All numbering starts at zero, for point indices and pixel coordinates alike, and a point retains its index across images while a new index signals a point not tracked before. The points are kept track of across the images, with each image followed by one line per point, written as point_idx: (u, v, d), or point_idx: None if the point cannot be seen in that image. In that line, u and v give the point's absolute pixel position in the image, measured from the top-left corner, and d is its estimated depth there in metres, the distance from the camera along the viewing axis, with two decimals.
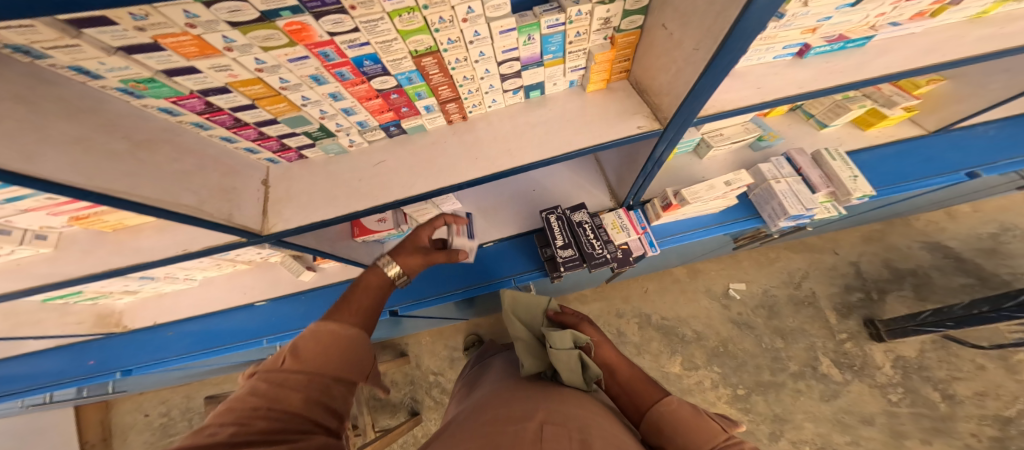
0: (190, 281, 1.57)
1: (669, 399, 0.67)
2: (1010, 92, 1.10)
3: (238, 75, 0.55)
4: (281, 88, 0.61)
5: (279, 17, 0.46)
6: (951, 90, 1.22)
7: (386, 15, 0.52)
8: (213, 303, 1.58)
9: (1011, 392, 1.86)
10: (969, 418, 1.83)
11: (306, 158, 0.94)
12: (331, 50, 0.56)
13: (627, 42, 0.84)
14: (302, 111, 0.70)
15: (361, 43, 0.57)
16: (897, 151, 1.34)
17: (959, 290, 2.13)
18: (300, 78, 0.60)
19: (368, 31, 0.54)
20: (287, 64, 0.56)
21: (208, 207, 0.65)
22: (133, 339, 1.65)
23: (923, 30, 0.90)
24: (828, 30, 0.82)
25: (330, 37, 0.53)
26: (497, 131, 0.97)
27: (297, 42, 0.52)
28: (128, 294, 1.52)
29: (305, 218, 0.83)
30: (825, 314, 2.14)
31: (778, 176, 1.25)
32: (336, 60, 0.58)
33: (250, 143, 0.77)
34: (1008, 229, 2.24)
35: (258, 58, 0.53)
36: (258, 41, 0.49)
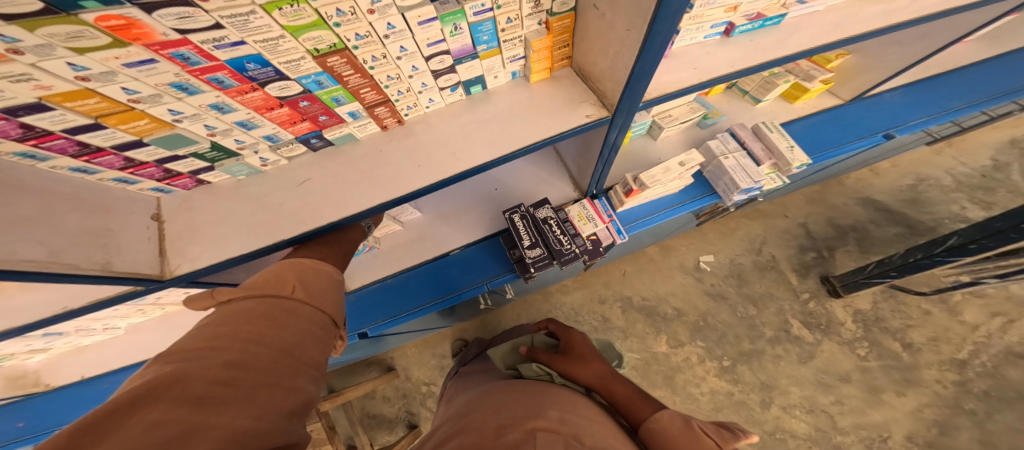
0: (115, 331, 1.32)
1: (658, 417, 0.70)
2: (905, 61, 1.20)
3: (53, 86, 0.43)
4: (132, 101, 0.50)
5: (81, 9, 0.35)
6: (856, 63, 1.31)
7: (257, 7, 0.44)
8: (145, 350, 1.34)
9: (958, 335, 2.06)
10: (931, 365, 2.01)
11: (209, 184, 0.81)
12: (190, 51, 0.46)
13: (563, 26, 0.80)
14: (177, 128, 0.59)
15: (233, 43, 0.48)
16: (823, 120, 1.40)
17: (894, 238, 2.35)
18: (157, 87, 0.50)
19: (237, 28, 0.45)
20: (126, 70, 0.45)
21: (66, 256, 0.53)
22: (61, 396, 1.37)
23: (825, 8, 0.91)
24: (747, 7, 0.82)
25: (181, 35, 0.43)
26: (440, 134, 0.90)
27: (129, 42, 0.41)
28: (35, 353, 1.25)
29: (225, 249, 0.72)
30: (787, 276, 2.28)
31: (726, 152, 1.29)
32: (202, 64, 0.49)
33: (119, 173, 0.64)
34: (923, 180, 2.51)
35: (74, 64, 0.41)
36: (60, 40, 0.38)
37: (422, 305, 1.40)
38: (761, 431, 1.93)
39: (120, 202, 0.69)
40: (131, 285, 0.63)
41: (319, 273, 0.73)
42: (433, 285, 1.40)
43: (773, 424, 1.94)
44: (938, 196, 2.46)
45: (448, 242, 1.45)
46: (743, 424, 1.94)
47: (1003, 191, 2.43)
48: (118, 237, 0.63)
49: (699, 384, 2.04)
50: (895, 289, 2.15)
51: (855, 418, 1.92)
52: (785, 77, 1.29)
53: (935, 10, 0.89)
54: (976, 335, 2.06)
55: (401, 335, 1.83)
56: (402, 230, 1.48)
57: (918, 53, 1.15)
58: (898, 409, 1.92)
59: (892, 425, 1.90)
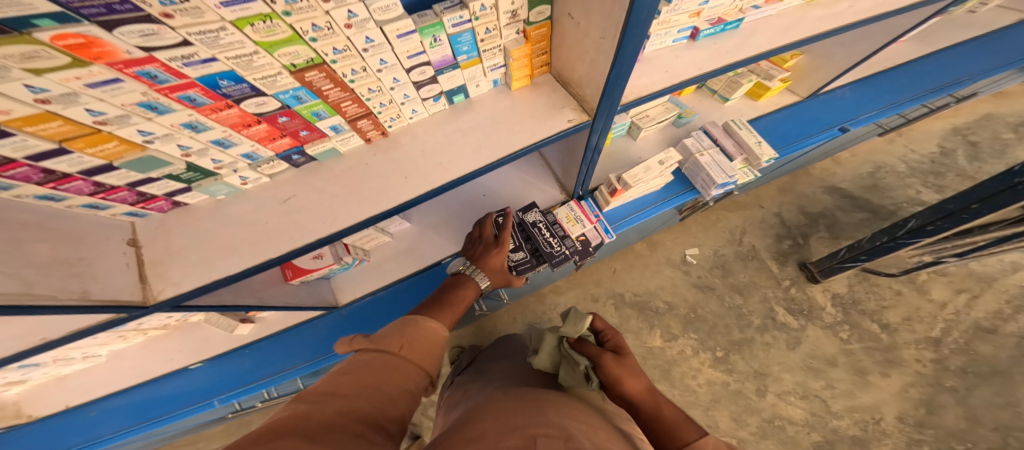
0: (96, 359, 1.28)
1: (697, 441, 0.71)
2: (849, 62, 1.30)
3: (10, 111, 0.40)
4: (97, 123, 0.47)
5: (34, 28, 0.33)
6: (808, 63, 1.41)
7: (228, 24, 0.44)
8: (132, 376, 1.31)
9: (929, 313, 2.20)
10: (908, 345, 2.12)
11: (185, 205, 0.78)
12: (156, 69, 0.44)
13: (540, 34, 0.83)
14: (149, 150, 0.57)
15: (204, 60, 0.47)
16: (786, 116, 1.50)
17: (861, 223, 2.50)
18: (124, 108, 0.48)
19: (207, 44, 0.44)
20: (89, 90, 0.42)
21: (41, 287, 0.51)
22: (47, 425, 1.33)
23: (777, 13, 0.98)
24: (709, 13, 0.87)
25: (147, 53, 0.42)
26: (425, 145, 0.90)
27: (90, 61, 0.39)
28: (10, 385, 1.18)
29: (209, 271, 0.70)
30: (768, 264, 2.38)
31: (701, 149, 1.35)
32: (172, 82, 0.47)
33: (89, 199, 0.61)
34: (881, 167, 2.69)
35: (31, 86, 0.39)
36: (14, 62, 0.35)
37: None
38: (760, 419, 1.97)
39: (93, 228, 0.65)
40: (114, 313, 0.60)
41: (426, 329, 0.66)
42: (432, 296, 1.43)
43: (771, 412, 1.99)
44: (895, 181, 2.64)
45: (439, 250, 1.45)
46: (741, 413, 1.99)
47: (952, 175, 2.64)
48: (94, 264, 0.60)
49: (695, 376, 2.08)
50: (866, 271, 2.28)
51: (847, 401, 2.00)
52: (748, 76, 1.38)
53: (870, 14, 0.98)
54: (945, 312, 2.20)
55: None
56: (392, 241, 1.47)
57: (860, 53, 1.24)
58: (885, 390, 2.02)
59: (882, 406, 1.98)
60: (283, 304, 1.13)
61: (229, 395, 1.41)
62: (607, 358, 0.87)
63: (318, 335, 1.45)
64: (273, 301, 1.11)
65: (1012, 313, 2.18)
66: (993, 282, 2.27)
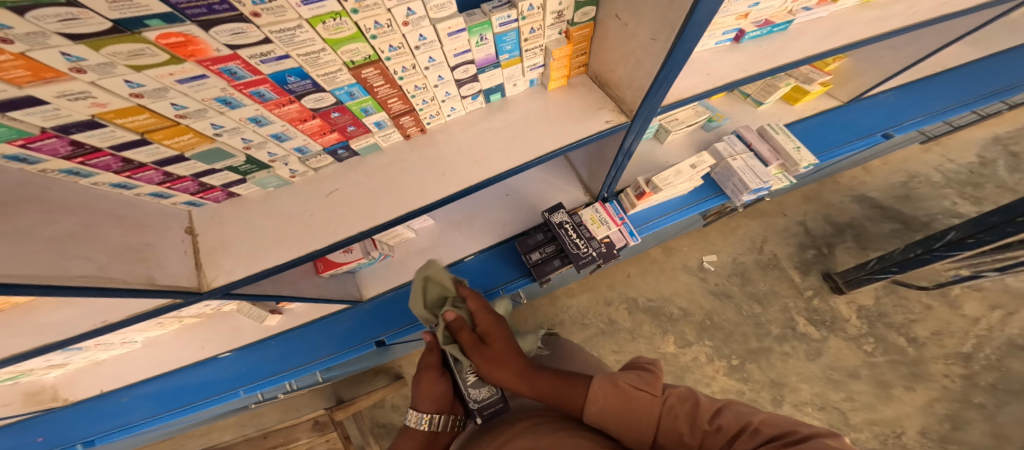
0: (133, 344, 1.34)
1: (592, 383, 0.62)
2: (899, 64, 1.25)
3: (107, 104, 0.44)
4: (178, 116, 0.51)
5: (146, 27, 0.36)
6: (852, 66, 1.36)
7: (304, 22, 0.45)
8: (164, 363, 1.37)
9: (961, 328, 2.10)
10: (937, 359, 2.04)
11: (237, 196, 0.82)
12: (237, 66, 0.47)
13: (582, 35, 0.82)
14: (217, 142, 0.60)
15: (278, 57, 0.49)
16: (822, 121, 1.45)
17: (890, 235, 2.41)
18: (203, 102, 0.50)
19: (283, 41, 0.47)
20: (178, 86, 0.46)
21: (112, 271, 0.54)
22: (84, 408, 1.40)
23: (829, 15, 0.95)
24: (756, 15, 0.85)
25: (232, 50, 0.44)
26: (460, 143, 0.91)
27: (184, 58, 0.42)
28: (52, 368, 1.25)
29: (258, 261, 0.73)
30: (790, 273, 2.32)
31: (734, 154, 1.32)
32: (247, 78, 0.49)
33: (157, 188, 0.65)
34: (914, 177, 2.59)
35: (131, 81, 0.42)
36: (122, 58, 0.38)
37: None
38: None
39: (155, 215, 0.69)
40: (171, 298, 0.63)
41: None
42: None
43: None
44: (929, 192, 2.54)
45: (461, 249, 1.47)
46: None
47: (991, 186, 2.52)
48: (158, 250, 0.64)
49: (708, 383, 2.04)
50: (896, 284, 2.19)
51: (867, 414, 1.94)
52: (785, 80, 1.35)
53: (928, 16, 0.94)
54: (978, 328, 2.10)
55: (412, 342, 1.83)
56: (415, 238, 1.49)
57: (912, 56, 1.20)
58: (908, 404, 1.95)
59: (904, 420, 1.92)
60: (315, 296, 1.18)
61: (254, 386, 1.43)
62: (462, 335, 0.80)
63: (342, 329, 1.47)
64: (307, 292, 1.15)
65: None
66: None
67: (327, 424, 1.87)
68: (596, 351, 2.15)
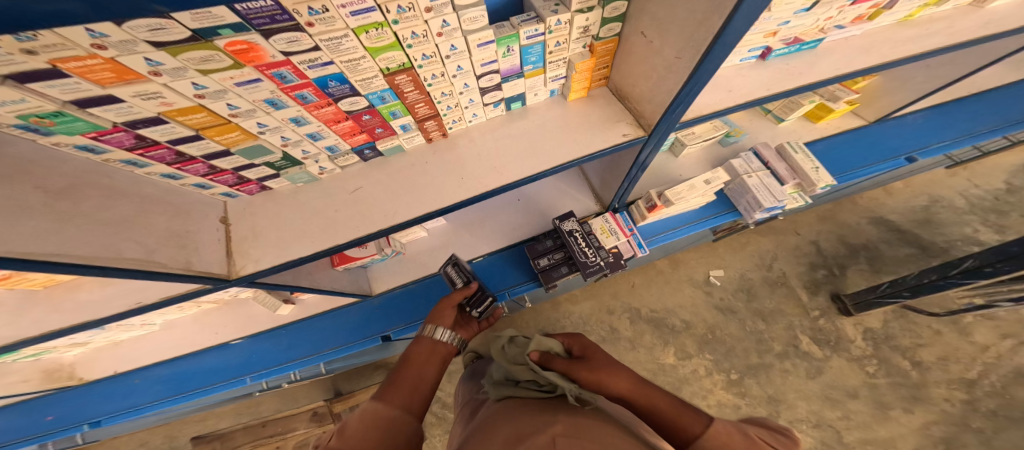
0: (151, 326, 1.41)
1: (716, 422, 0.57)
2: (933, 85, 1.23)
3: (173, 102, 0.48)
4: (231, 115, 0.55)
5: (217, 36, 0.40)
6: (880, 85, 1.33)
7: (350, 31, 0.48)
8: (178, 346, 1.44)
9: (968, 354, 2.04)
10: (939, 383, 1.99)
11: (269, 190, 0.86)
12: (287, 71, 0.50)
13: (606, 49, 0.84)
14: (259, 139, 0.64)
15: (324, 63, 0.52)
16: (844, 141, 1.44)
17: (905, 259, 2.36)
18: (253, 103, 0.54)
19: (330, 49, 0.50)
20: (235, 88, 0.50)
21: (157, 255, 0.59)
22: (97, 387, 1.50)
23: (862, 33, 0.94)
24: (785, 33, 0.85)
25: (285, 57, 0.48)
26: (479, 149, 0.94)
27: (244, 64, 0.46)
28: (74, 346, 1.32)
29: (283, 252, 0.77)
30: (798, 292, 2.29)
31: (750, 171, 1.32)
32: (295, 82, 0.53)
33: (200, 179, 0.70)
34: (936, 201, 2.53)
35: (196, 83, 0.47)
36: (194, 63, 0.43)
37: None
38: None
39: (196, 204, 0.74)
40: (204, 283, 0.68)
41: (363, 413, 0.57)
42: None
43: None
44: (951, 217, 2.47)
45: (472, 250, 1.50)
46: None
47: (1016, 214, 2.45)
48: (197, 238, 0.69)
49: (705, 396, 2.04)
50: (907, 308, 2.14)
51: (862, 433, 1.91)
52: (810, 98, 1.33)
53: (968, 37, 0.92)
54: (986, 355, 2.04)
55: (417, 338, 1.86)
56: (427, 237, 1.53)
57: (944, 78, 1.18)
58: (905, 426, 1.91)
59: (899, 441, 1.89)
60: (330, 289, 1.22)
61: (259, 374, 1.49)
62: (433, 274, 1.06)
63: (351, 321, 1.51)
64: (322, 284, 1.20)
65: None
66: None
67: (327, 415, 1.93)
68: None
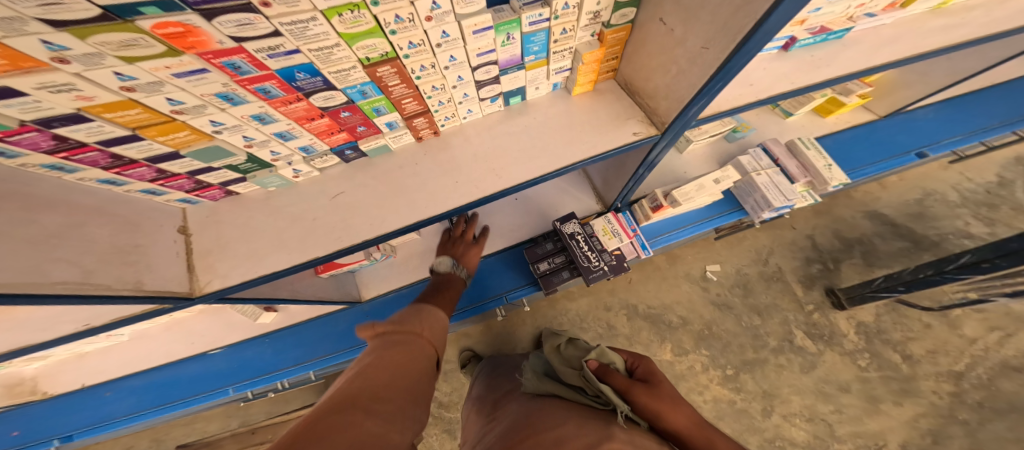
0: (119, 337, 1.31)
1: None
2: (953, 77, 1.17)
3: (94, 97, 0.38)
4: (173, 112, 0.45)
5: (140, 15, 0.31)
6: (897, 77, 1.27)
7: (319, 13, 0.39)
8: (153, 356, 1.37)
9: (957, 347, 2.07)
10: (928, 376, 2.01)
11: (236, 194, 0.76)
12: (242, 61, 0.41)
13: (617, 38, 0.75)
14: (216, 140, 0.54)
15: (287, 52, 0.42)
16: (854, 136, 1.38)
17: (898, 253, 2.37)
18: (201, 98, 0.44)
19: (294, 35, 0.40)
20: (174, 80, 0.40)
21: (99, 276, 0.49)
22: (61, 401, 1.38)
23: (892, 22, 0.87)
24: (814, 21, 0.78)
25: (237, 44, 0.38)
26: (475, 148, 0.85)
27: (182, 51, 0.36)
28: (34, 359, 1.23)
29: (258, 265, 0.68)
30: (793, 287, 2.28)
31: (759, 168, 1.26)
32: (251, 74, 0.43)
33: (148, 185, 0.60)
34: (929, 195, 2.53)
35: (121, 74, 0.36)
36: (111, 48, 0.33)
37: None
38: (761, 439, 1.93)
39: (147, 213, 0.64)
40: (160, 304, 0.59)
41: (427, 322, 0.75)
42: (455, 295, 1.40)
43: (774, 432, 1.94)
44: (943, 211, 2.48)
45: None
46: (742, 432, 1.94)
47: (1006, 208, 2.47)
48: (148, 252, 0.59)
49: (701, 392, 2.04)
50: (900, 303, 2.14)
51: (853, 427, 1.93)
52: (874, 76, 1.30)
53: (998, 28, 0.87)
54: (974, 348, 2.06)
55: None
56: (418, 239, 1.45)
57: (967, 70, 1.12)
58: (895, 418, 1.93)
59: (888, 434, 1.91)
60: (313, 298, 1.14)
61: (244, 385, 1.38)
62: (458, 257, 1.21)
63: (342, 328, 1.41)
64: (304, 294, 1.11)
65: None
66: None
67: None
68: None
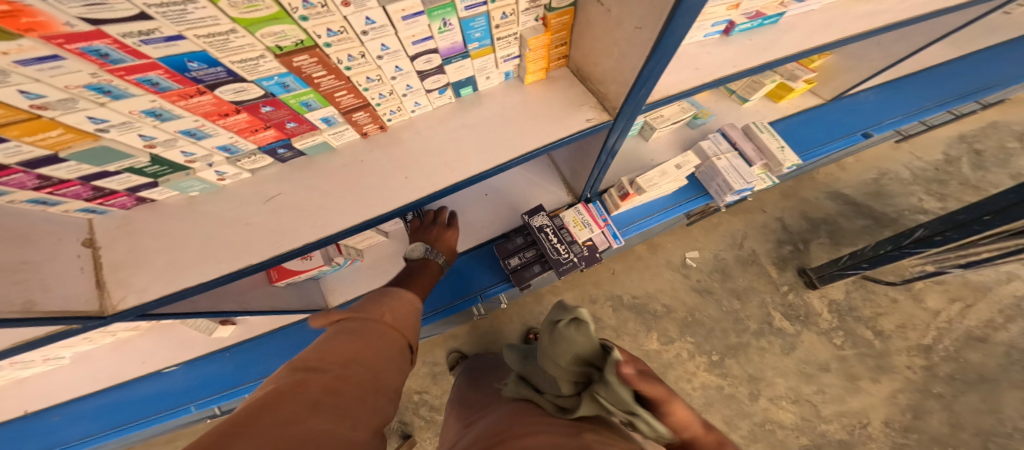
0: (58, 361, 1.15)
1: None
2: (884, 63, 1.21)
3: None
4: (36, 107, 0.39)
5: None
6: (835, 63, 1.33)
7: None
8: (94, 381, 1.20)
9: (923, 321, 2.18)
10: (900, 352, 2.12)
11: (151, 201, 0.72)
12: (107, 46, 0.36)
13: (561, 22, 0.74)
14: (103, 139, 0.50)
15: (168, 37, 0.38)
16: (805, 120, 1.42)
17: (861, 230, 2.48)
18: (68, 91, 0.39)
19: (170, 19, 0.35)
20: (21, 68, 0.34)
21: None
22: None
23: (819, 8, 0.89)
24: (747, 5, 0.78)
25: (94, 26, 0.33)
26: (428, 141, 0.82)
27: (20, 34, 0.31)
28: None
29: (177, 280, 0.64)
30: (767, 269, 2.35)
31: (719, 153, 1.29)
32: (126, 62, 0.39)
33: (35, 194, 0.54)
34: (884, 174, 2.67)
35: None
36: None
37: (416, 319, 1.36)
38: (751, 423, 1.99)
39: (37, 226, 0.59)
40: (68, 325, 0.55)
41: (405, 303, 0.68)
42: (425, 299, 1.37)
43: (763, 415, 2.00)
44: (898, 188, 2.62)
45: None
46: (733, 417, 2.00)
47: (954, 183, 2.62)
48: (42, 270, 0.54)
49: (690, 379, 2.07)
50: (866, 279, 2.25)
51: (837, 406, 2.01)
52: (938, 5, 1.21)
53: (924, 10, 0.89)
54: (938, 320, 2.18)
55: None
56: (386, 241, 1.40)
57: (894, 57, 1.16)
58: (874, 395, 2.02)
59: (870, 411, 1.99)
60: (267, 309, 1.07)
61: (208, 400, 1.31)
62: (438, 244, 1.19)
63: (310, 338, 1.35)
64: (257, 306, 1.04)
65: (1004, 321, 2.18)
66: (987, 292, 2.25)
67: None
68: None
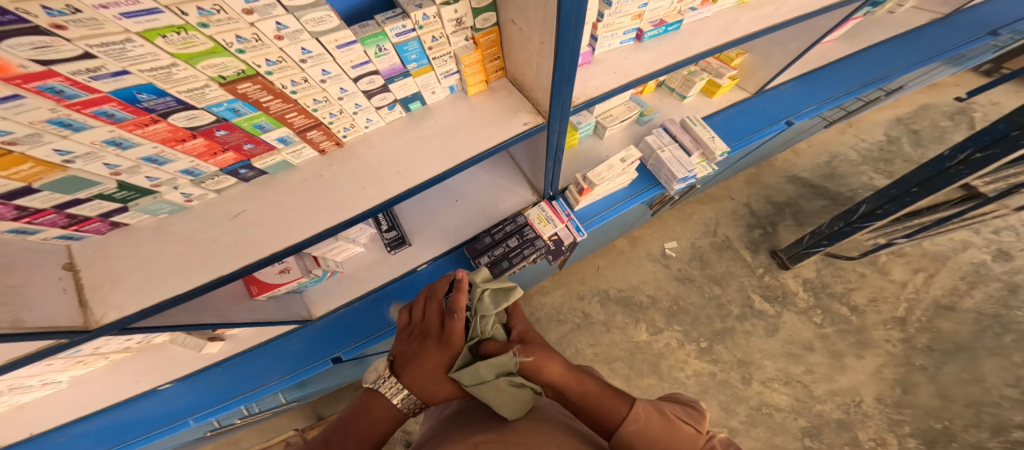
0: (56, 385, 1.15)
1: (636, 404, 0.60)
2: (787, 59, 1.38)
3: None
4: (5, 143, 0.45)
5: None
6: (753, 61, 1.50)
7: (134, 35, 0.42)
8: (89, 403, 1.19)
9: (892, 293, 2.33)
10: (877, 326, 2.23)
11: (124, 226, 0.78)
12: (61, 84, 0.42)
13: (489, 40, 0.86)
14: (70, 169, 0.56)
15: (115, 73, 0.45)
16: (737, 112, 1.57)
17: (822, 210, 2.65)
18: (32, 126, 0.45)
19: (113, 56, 0.43)
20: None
21: None
22: None
23: (713, 15, 1.04)
24: (650, 15, 0.91)
25: (45, 66, 0.39)
26: (383, 153, 0.91)
27: None
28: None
29: (154, 293, 0.71)
30: (742, 254, 2.48)
31: (662, 145, 1.41)
32: (80, 97, 0.45)
33: (14, 225, 0.59)
34: (836, 157, 2.87)
35: None
36: None
37: (395, 323, 1.44)
38: (748, 407, 2.04)
39: (19, 253, 0.64)
40: (54, 339, 0.59)
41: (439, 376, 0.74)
42: (400, 304, 1.44)
43: (758, 399, 2.06)
44: (850, 169, 2.81)
45: (411, 259, 1.42)
46: (729, 403, 2.05)
47: (899, 161, 2.82)
48: (26, 292, 0.59)
49: (682, 368, 2.14)
50: (831, 257, 2.40)
51: (828, 385, 2.08)
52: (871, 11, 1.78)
53: (800, 12, 1.05)
54: (906, 291, 2.33)
55: (387, 353, 1.75)
56: (364, 252, 1.46)
57: (796, 52, 1.33)
58: (861, 372, 2.11)
59: (860, 388, 2.07)
60: (250, 320, 1.11)
61: (206, 413, 1.34)
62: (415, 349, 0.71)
63: (297, 350, 1.41)
64: (238, 319, 1.08)
65: (967, 288, 2.33)
66: (947, 261, 2.41)
67: None
68: (575, 345, 2.19)
